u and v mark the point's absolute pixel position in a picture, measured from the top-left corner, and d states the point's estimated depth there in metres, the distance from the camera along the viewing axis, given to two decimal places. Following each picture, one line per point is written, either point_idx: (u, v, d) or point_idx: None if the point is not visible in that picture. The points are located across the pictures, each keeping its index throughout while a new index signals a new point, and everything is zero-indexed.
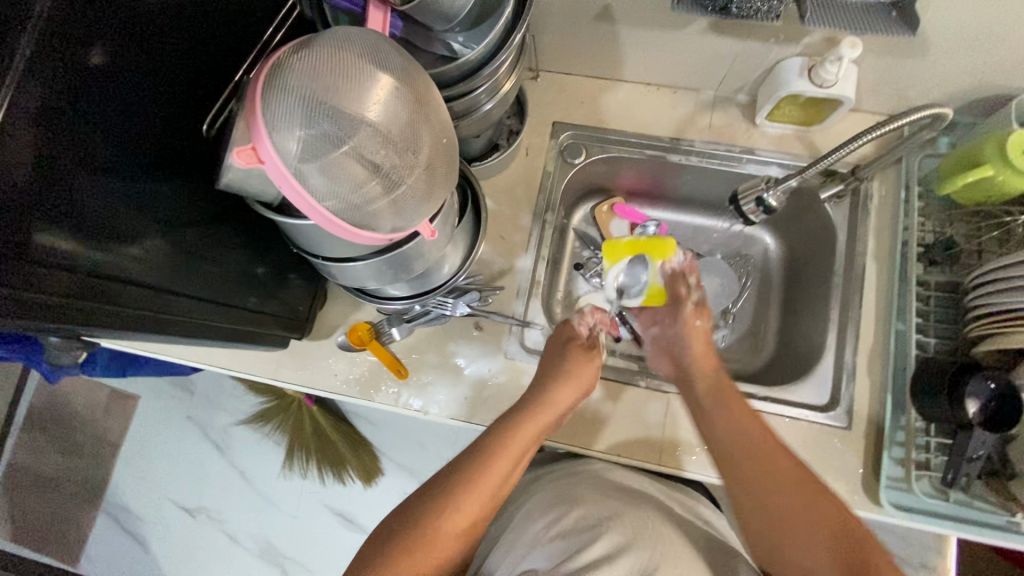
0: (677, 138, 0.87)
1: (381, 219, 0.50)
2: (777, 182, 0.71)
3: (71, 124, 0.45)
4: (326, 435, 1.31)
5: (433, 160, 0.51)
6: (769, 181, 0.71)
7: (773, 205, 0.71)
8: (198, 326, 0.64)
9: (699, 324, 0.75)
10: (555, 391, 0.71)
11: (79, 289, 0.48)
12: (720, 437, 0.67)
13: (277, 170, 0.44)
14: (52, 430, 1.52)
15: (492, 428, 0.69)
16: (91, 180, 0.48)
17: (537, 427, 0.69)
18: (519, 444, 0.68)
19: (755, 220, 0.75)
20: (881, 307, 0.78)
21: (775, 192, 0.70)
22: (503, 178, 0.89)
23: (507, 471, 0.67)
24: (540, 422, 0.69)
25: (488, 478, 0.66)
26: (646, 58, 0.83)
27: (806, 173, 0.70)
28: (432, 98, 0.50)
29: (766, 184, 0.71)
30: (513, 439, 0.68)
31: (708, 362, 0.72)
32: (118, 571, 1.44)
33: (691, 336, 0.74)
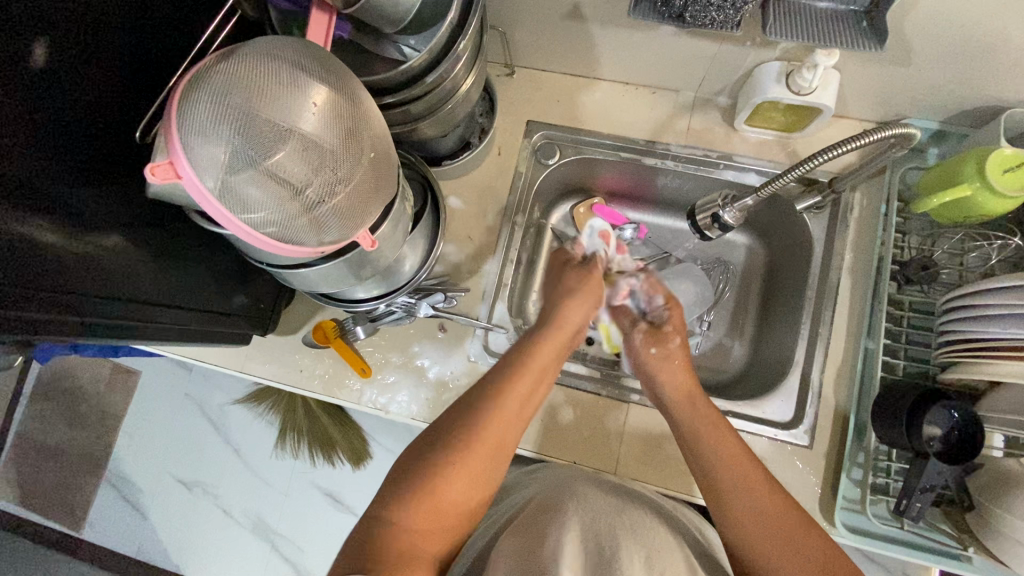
0: (653, 141, 0.85)
1: (304, 235, 0.49)
2: (733, 200, 0.72)
3: (14, 129, 0.46)
4: (318, 419, 1.32)
5: (361, 177, 0.50)
6: (726, 199, 0.73)
7: (727, 222, 0.73)
8: (171, 332, 0.64)
9: (655, 351, 0.69)
10: (574, 312, 0.65)
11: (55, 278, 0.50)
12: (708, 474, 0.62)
13: (195, 187, 0.43)
14: (58, 401, 1.56)
15: (502, 363, 0.62)
16: (41, 185, 0.48)
17: (550, 357, 0.64)
18: (541, 359, 0.62)
19: (710, 236, 0.77)
20: (852, 323, 0.76)
21: (732, 210, 0.72)
22: (475, 176, 0.87)
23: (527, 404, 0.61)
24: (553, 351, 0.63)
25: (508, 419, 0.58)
26: (622, 57, 0.80)
27: (762, 191, 0.69)
28: (362, 107, 0.49)
29: (722, 201, 0.73)
30: (533, 359, 0.62)
31: (685, 391, 0.67)
32: (116, 538, 1.48)
33: (655, 363, 0.69)
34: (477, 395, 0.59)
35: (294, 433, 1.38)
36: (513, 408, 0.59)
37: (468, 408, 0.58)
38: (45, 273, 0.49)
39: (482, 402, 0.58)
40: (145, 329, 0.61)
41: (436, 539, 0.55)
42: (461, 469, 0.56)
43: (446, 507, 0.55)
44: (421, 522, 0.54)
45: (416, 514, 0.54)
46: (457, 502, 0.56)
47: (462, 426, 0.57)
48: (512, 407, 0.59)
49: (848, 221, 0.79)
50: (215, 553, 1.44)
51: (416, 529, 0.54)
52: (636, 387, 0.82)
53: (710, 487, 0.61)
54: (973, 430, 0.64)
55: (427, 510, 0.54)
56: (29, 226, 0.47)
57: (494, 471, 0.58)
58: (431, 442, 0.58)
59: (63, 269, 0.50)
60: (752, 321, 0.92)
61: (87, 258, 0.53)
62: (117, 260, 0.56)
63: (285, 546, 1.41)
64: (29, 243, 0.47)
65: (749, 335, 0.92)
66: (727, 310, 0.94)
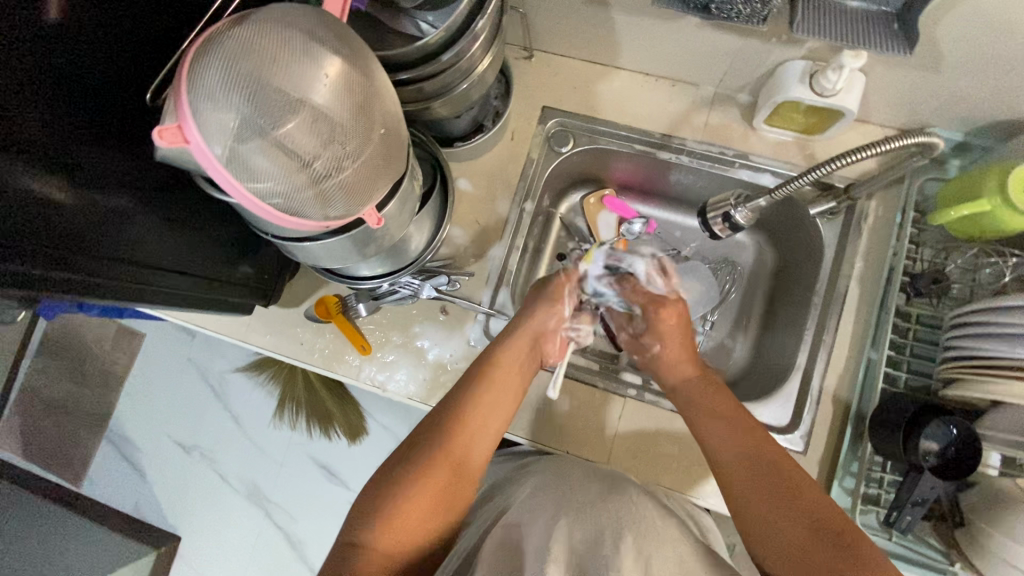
0: (669, 134, 0.83)
1: (309, 208, 0.48)
2: (746, 200, 0.72)
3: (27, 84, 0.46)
4: (317, 390, 1.35)
5: (370, 153, 0.49)
6: (739, 198, 0.72)
7: (738, 222, 0.72)
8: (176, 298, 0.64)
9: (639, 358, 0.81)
10: (523, 329, 0.74)
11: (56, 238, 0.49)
12: (751, 494, 0.58)
13: (202, 153, 0.43)
14: (62, 357, 1.58)
15: (462, 384, 0.68)
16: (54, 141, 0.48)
17: (509, 370, 0.70)
18: (507, 369, 0.70)
19: (722, 237, 0.76)
20: (857, 333, 0.75)
21: (744, 210, 0.71)
22: (486, 159, 0.86)
23: (490, 417, 0.66)
24: (510, 367, 0.70)
25: (470, 429, 0.64)
26: (643, 47, 0.78)
27: (777, 194, 0.68)
28: (376, 82, 0.48)
29: (735, 200, 0.72)
30: (497, 372, 0.69)
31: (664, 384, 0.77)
32: (114, 496, 1.51)
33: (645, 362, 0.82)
34: (449, 402, 0.66)
35: (292, 404, 1.40)
36: (479, 413, 0.65)
37: (440, 419, 0.64)
38: (54, 228, 0.49)
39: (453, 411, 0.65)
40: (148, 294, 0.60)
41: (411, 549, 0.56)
42: (433, 480, 0.59)
43: (409, 524, 0.56)
44: (395, 536, 0.55)
45: (390, 527, 0.55)
46: (431, 513, 0.58)
47: (428, 443, 0.62)
48: (472, 416, 0.65)
49: (861, 228, 0.78)
50: (209, 516, 1.46)
51: (390, 547, 0.54)
52: (633, 382, 0.82)
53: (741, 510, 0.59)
54: (972, 448, 0.63)
55: (395, 529, 0.55)
56: (34, 179, 0.47)
57: (465, 483, 0.61)
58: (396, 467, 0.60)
59: (73, 227, 0.51)
60: (756, 324, 0.92)
61: (99, 217, 0.53)
62: (122, 221, 0.56)
63: (278, 514, 1.43)
64: (34, 195, 0.47)
65: (751, 339, 0.91)
66: (731, 312, 0.94)
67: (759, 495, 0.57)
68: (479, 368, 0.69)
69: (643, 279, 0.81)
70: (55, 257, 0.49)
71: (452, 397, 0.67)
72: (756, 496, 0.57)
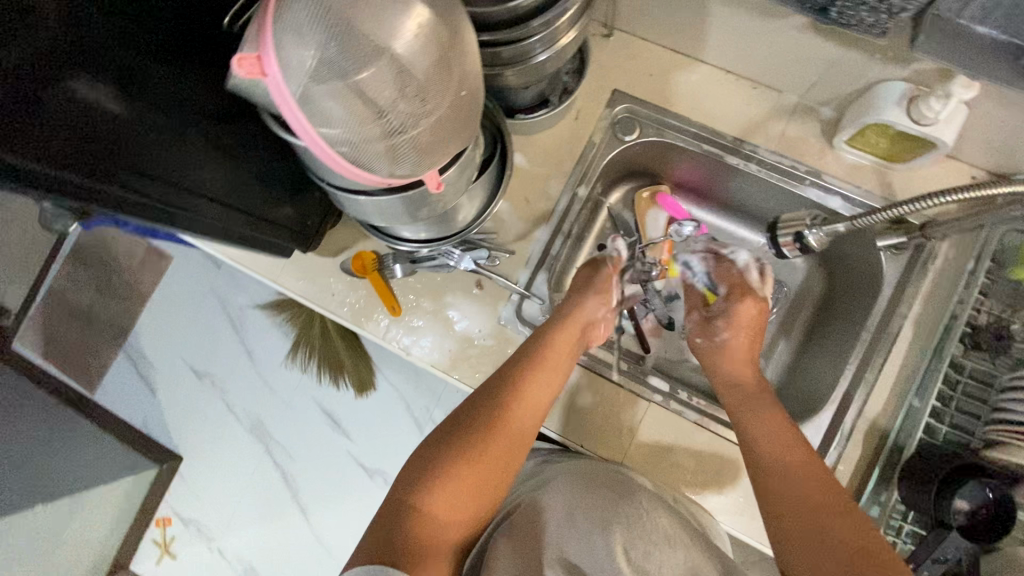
0: (741, 139, 0.79)
1: (377, 161, 0.46)
2: (824, 223, 0.70)
3: None
4: (332, 338, 1.35)
5: (446, 113, 0.47)
6: (815, 220, 0.71)
7: (812, 244, 0.71)
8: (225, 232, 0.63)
9: (699, 342, 0.80)
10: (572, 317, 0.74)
11: (102, 145, 0.47)
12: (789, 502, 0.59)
13: (277, 88, 0.41)
14: (89, 268, 1.60)
15: (515, 359, 0.69)
16: (117, 51, 0.48)
17: (559, 355, 0.70)
18: (556, 353, 0.70)
19: (789, 255, 0.76)
20: (902, 375, 0.73)
21: (818, 232, 0.71)
22: (546, 136, 0.83)
23: (538, 395, 0.68)
24: (563, 348, 0.71)
25: (519, 405, 0.66)
26: (732, 43, 0.74)
27: (860, 221, 0.66)
28: (464, 41, 0.46)
29: (811, 221, 0.72)
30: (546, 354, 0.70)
31: (739, 381, 0.74)
32: (125, 408, 1.55)
33: (715, 352, 0.78)
34: (502, 378, 0.68)
35: (306, 348, 1.40)
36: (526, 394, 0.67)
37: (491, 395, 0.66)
38: (114, 143, 0.48)
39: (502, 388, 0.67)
40: (198, 223, 0.58)
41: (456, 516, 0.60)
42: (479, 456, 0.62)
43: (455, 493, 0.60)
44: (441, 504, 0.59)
45: (440, 494, 0.59)
46: (475, 482, 0.61)
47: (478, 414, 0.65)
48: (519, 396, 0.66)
49: (927, 268, 0.74)
50: (212, 443, 1.50)
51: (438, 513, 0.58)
52: (659, 387, 0.80)
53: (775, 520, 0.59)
54: (1004, 513, 0.64)
55: (444, 496, 0.59)
56: (93, 89, 0.46)
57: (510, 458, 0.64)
58: (446, 436, 0.64)
59: (130, 144, 0.50)
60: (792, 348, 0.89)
61: (155, 136, 0.52)
62: (174, 141, 0.54)
63: (278, 452, 1.46)
64: (91, 106, 0.46)
65: (784, 362, 0.89)
66: (768, 331, 0.91)
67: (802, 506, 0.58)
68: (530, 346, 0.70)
69: (739, 267, 0.83)
70: (115, 172, 0.48)
71: (505, 369, 0.69)
72: (790, 508, 0.58)
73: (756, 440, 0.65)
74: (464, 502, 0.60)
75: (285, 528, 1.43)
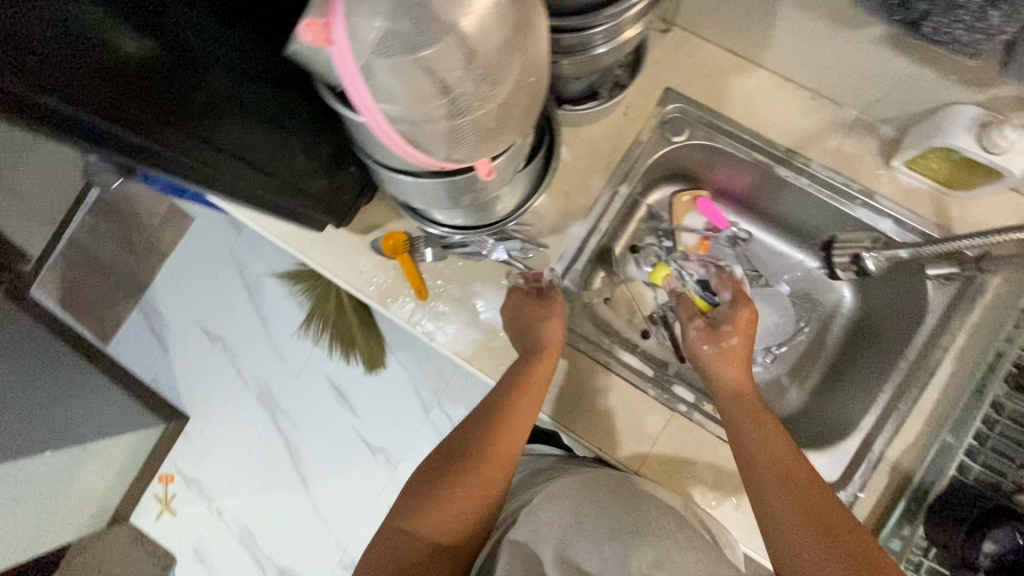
0: (794, 151, 0.77)
1: (434, 141, 0.45)
2: (886, 248, 0.71)
3: None
4: (344, 314, 1.33)
5: (511, 99, 0.45)
6: (879, 244, 0.72)
7: (869, 268, 0.73)
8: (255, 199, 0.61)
9: (708, 349, 0.72)
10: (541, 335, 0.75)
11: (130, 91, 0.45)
12: (783, 514, 0.57)
13: (342, 56, 0.40)
14: (111, 221, 1.60)
15: (500, 390, 0.72)
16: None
17: (535, 378, 0.72)
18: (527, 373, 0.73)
19: (845, 277, 0.78)
20: (938, 408, 0.71)
21: (877, 256, 0.72)
22: (592, 130, 0.80)
23: (524, 421, 0.71)
24: (546, 371, 0.73)
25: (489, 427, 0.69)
26: (798, 50, 0.71)
27: (924, 250, 0.66)
28: (535, 26, 0.43)
29: (872, 245, 0.73)
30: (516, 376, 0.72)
31: (738, 386, 0.69)
32: (137, 364, 1.56)
33: (716, 360, 0.71)
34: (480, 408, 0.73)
35: (319, 322, 1.39)
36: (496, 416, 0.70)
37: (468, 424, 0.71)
38: (150, 97, 0.47)
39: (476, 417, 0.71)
40: (229, 182, 0.56)
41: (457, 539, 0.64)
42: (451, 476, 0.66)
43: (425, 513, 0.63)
44: (443, 531, 0.63)
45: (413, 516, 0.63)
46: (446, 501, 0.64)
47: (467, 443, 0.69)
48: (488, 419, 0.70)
49: (976, 302, 0.72)
50: (220, 407, 1.51)
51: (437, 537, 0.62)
52: (684, 397, 0.78)
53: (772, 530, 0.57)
54: None
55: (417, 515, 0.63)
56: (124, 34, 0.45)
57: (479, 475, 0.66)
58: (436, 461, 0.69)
59: (169, 102, 0.49)
60: (820, 368, 0.87)
61: (195, 96, 0.51)
62: (212, 98, 0.53)
63: (284, 422, 1.46)
64: (121, 52, 0.45)
65: (812, 382, 0.87)
66: (798, 349, 0.89)
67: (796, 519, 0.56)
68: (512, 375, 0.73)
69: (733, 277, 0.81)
70: (154, 128, 0.48)
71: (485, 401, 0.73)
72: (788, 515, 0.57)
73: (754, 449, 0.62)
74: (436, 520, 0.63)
75: (285, 497, 1.44)
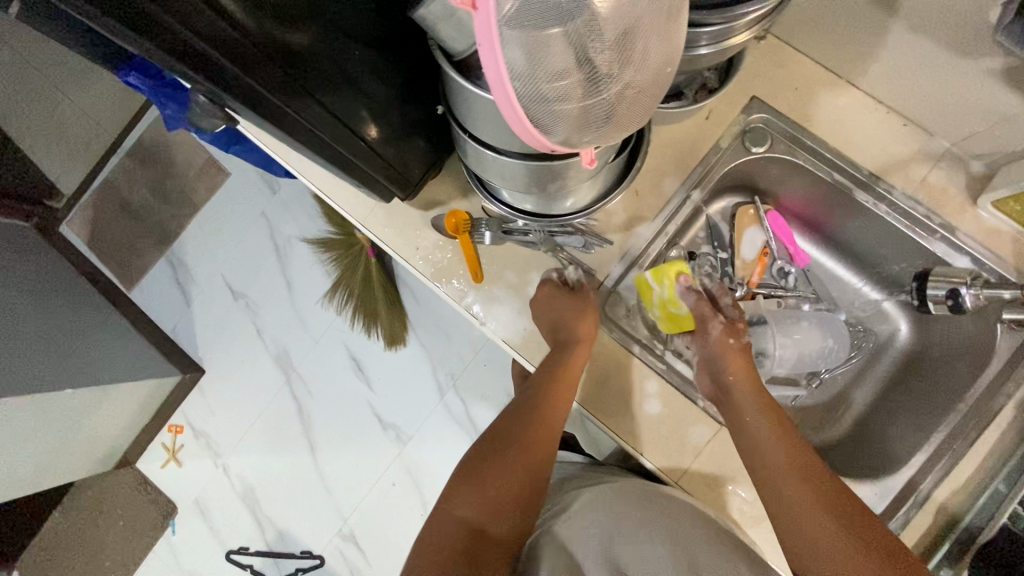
0: (877, 176, 0.75)
1: (557, 126, 0.43)
2: (982, 284, 0.68)
3: None
4: (373, 288, 1.32)
5: (640, 89, 0.44)
6: (975, 280, 0.69)
7: (966, 304, 0.69)
8: (324, 149, 0.62)
9: (731, 343, 0.76)
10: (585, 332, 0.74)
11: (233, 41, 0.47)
12: (793, 503, 0.62)
13: (485, 21, 0.38)
14: (148, 167, 1.59)
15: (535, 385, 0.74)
16: None
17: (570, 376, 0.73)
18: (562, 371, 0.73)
19: (932, 310, 0.73)
20: (992, 454, 0.70)
21: (976, 293, 0.68)
22: (670, 131, 0.79)
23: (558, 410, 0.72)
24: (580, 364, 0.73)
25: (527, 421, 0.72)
26: (900, 74, 0.69)
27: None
28: (678, 16, 0.42)
29: (969, 280, 0.69)
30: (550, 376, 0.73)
31: (746, 375, 0.73)
32: (160, 312, 1.56)
33: (729, 351, 0.75)
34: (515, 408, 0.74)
35: (346, 292, 1.38)
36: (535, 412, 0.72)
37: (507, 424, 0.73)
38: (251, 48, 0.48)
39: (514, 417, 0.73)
40: (303, 133, 0.58)
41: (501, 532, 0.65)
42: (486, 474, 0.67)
43: (462, 502, 0.65)
44: (485, 518, 0.64)
45: (454, 507, 0.65)
46: (483, 494, 0.65)
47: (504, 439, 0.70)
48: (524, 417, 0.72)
49: None
50: (238, 365, 1.50)
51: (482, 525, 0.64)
52: None
53: (783, 519, 0.62)
54: None
55: (455, 508, 0.64)
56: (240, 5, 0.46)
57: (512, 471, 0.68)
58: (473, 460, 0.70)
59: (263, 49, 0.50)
60: (866, 399, 0.86)
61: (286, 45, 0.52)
62: (303, 60, 0.54)
63: (299, 387, 1.46)
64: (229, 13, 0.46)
65: (855, 413, 0.86)
66: (844, 378, 0.88)
67: (811, 512, 0.61)
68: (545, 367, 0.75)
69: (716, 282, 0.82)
70: (252, 67, 0.49)
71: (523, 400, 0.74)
72: (803, 507, 0.61)
73: (761, 436, 0.66)
74: (474, 509, 0.64)
75: (293, 461, 1.43)
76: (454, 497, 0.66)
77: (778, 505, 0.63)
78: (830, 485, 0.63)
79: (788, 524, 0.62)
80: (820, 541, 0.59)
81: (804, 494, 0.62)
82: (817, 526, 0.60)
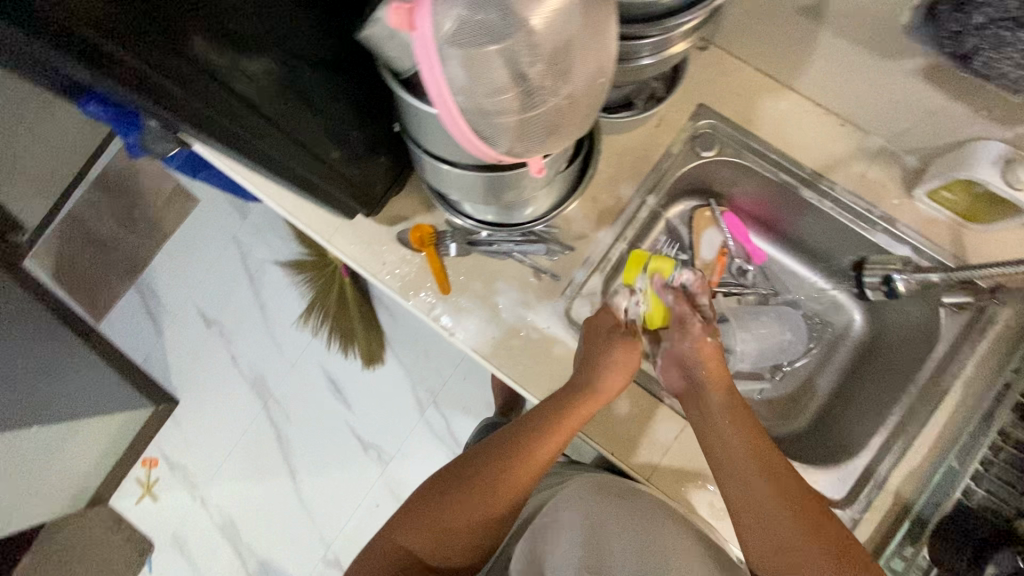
0: (819, 173, 0.79)
1: (501, 136, 0.46)
2: (916, 270, 0.72)
3: None
4: (346, 307, 1.32)
5: (577, 99, 0.46)
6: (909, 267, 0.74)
7: (900, 289, 0.74)
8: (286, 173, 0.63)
9: (707, 343, 0.70)
10: (609, 386, 0.69)
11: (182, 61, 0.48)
12: (756, 507, 0.62)
13: (424, 41, 0.41)
14: (115, 197, 1.58)
15: (538, 413, 0.69)
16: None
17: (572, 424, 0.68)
18: (569, 418, 0.68)
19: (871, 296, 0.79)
20: (944, 434, 0.73)
21: (908, 278, 0.73)
22: (624, 139, 0.82)
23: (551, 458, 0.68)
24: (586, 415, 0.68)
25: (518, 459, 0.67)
26: (833, 77, 0.74)
27: (951, 277, 0.69)
28: (607, 30, 0.45)
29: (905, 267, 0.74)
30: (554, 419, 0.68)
31: (720, 378, 0.69)
32: (129, 342, 1.53)
33: (704, 355, 0.69)
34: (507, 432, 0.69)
35: (320, 313, 1.38)
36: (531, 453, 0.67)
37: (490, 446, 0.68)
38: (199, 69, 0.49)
39: (503, 443, 0.68)
40: (261, 154, 0.59)
41: (438, 559, 0.64)
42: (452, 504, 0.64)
43: (418, 525, 0.64)
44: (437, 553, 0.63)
45: (409, 532, 0.64)
46: (445, 526, 0.64)
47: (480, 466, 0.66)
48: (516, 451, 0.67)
49: (985, 332, 0.74)
50: (212, 392, 1.48)
51: (421, 551, 0.63)
52: None
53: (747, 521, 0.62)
54: None
55: (410, 529, 0.64)
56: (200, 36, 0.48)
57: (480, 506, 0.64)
58: (448, 473, 0.67)
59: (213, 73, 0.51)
60: (828, 388, 0.89)
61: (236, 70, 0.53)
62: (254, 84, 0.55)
63: (275, 412, 1.44)
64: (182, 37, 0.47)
65: (819, 402, 0.89)
66: (806, 370, 0.90)
67: (780, 519, 0.60)
68: (552, 406, 0.69)
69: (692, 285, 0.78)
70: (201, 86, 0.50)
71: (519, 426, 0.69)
72: (766, 508, 0.61)
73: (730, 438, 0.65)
74: (427, 540, 0.63)
75: (272, 487, 1.41)
76: (412, 519, 0.64)
77: (744, 509, 0.62)
78: (797, 487, 0.62)
79: (753, 524, 0.62)
80: (786, 541, 0.59)
81: (769, 491, 0.61)
82: (781, 528, 0.60)
